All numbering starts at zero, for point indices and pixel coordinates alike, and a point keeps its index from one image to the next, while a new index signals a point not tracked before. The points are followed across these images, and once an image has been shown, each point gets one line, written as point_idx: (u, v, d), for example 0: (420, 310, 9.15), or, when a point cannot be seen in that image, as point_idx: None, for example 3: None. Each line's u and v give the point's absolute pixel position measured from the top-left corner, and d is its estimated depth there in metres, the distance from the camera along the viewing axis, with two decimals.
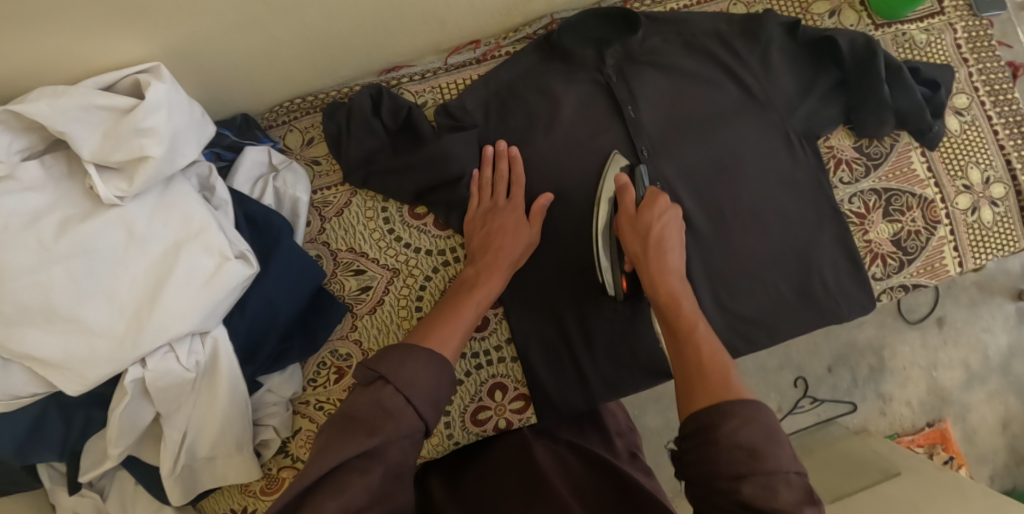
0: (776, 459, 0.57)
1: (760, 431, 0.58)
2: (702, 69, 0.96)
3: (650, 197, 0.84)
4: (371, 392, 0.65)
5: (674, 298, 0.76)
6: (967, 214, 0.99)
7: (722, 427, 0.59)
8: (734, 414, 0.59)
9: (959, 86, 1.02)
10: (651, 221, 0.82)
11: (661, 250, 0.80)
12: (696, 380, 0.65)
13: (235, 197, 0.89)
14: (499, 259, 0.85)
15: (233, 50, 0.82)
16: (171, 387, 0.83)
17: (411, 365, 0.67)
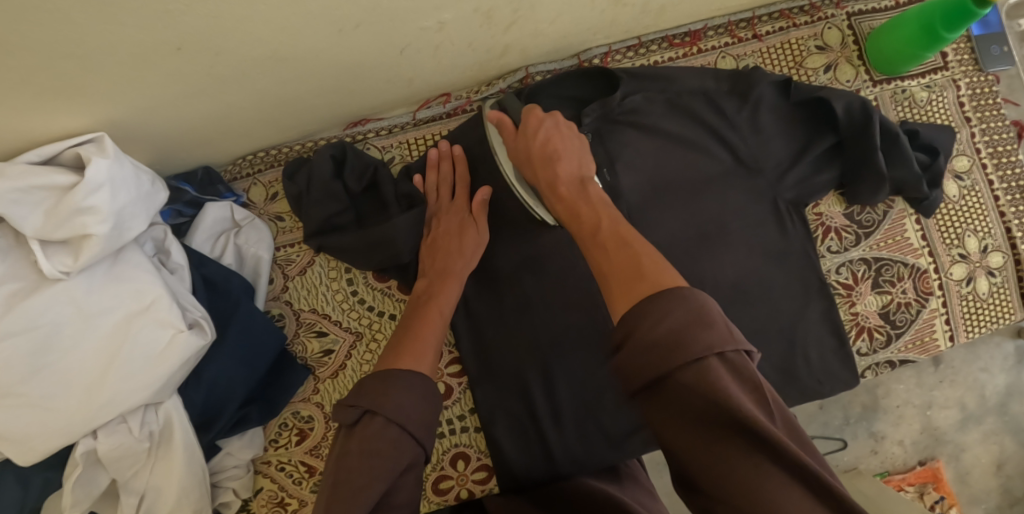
0: (702, 340, 0.54)
1: (679, 318, 0.56)
2: (687, 132, 0.91)
3: (524, 115, 0.84)
4: (361, 431, 0.65)
5: (591, 215, 0.73)
6: (961, 285, 0.94)
7: (642, 326, 0.57)
8: (654, 309, 0.57)
9: (960, 148, 0.95)
10: (532, 136, 0.82)
11: (550, 160, 0.80)
12: (614, 288, 0.63)
13: (195, 258, 0.88)
14: (449, 264, 0.85)
15: (184, 117, 0.79)
16: (125, 457, 0.82)
17: (399, 394, 0.67)
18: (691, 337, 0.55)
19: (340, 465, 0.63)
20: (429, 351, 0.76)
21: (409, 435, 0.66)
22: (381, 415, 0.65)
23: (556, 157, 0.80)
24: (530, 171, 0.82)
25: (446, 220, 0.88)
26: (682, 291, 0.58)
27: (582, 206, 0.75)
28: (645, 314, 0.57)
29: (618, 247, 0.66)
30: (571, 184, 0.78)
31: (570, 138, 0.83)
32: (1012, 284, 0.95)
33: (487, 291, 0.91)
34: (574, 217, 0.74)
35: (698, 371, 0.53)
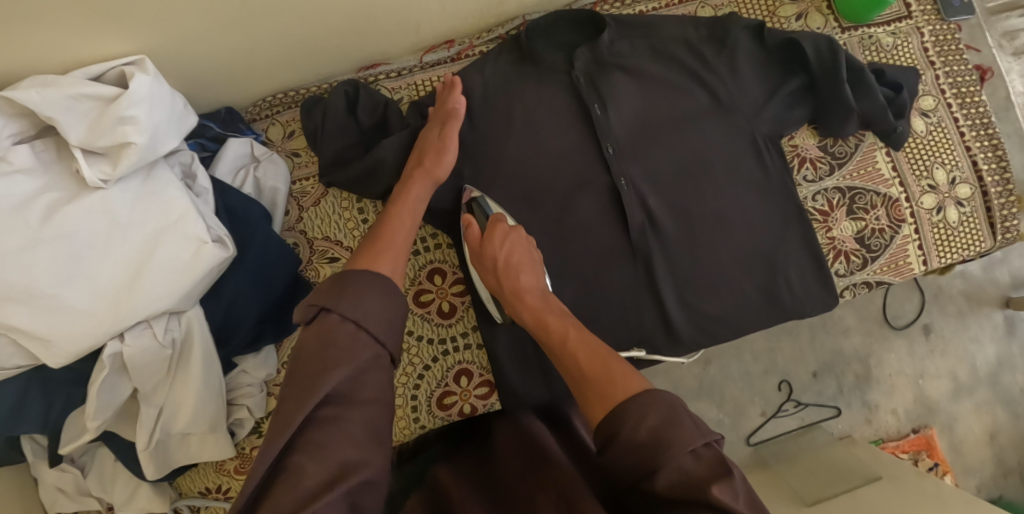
0: (675, 439, 0.59)
1: (654, 416, 0.60)
2: (669, 75, 0.98)
3: (490, 226, 0.89)
4: (315, 328, 0.65)
5: (555, 328, 0.78)
6: (932, 213, 1.00)
7: (622, 430, 0.61)
8: (628, 416, 0.62)
9: (926, 89, 1.03)
10: (495, 252, 0.87)
11: (513, 274, 0.86)
12: (586, 387, 0.68)
13: (217, 186, 0.94)
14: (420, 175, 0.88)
15: (215, 49, 0.88)
16: (149, 363, 0.87)
17: (358, 296, 0.67)
18: (670, 438, 0.59)
19: (296, 357, 0.64)
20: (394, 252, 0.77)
21: (368, 333, 0.66)
22: (334, 312, 0.65)
23: (517, 270, 0.86)
24: (494, 285, 0.88)
25: (426, 137, 0.91)
26: (654, 393, 0.62)
27: (547, 315, 0.80)
28: (626, 420, 0.61)
29: (589, 354, 0.71)
30: (533, 293, 0.84)
31: (529, 250, 0.89)
32: (981, 214, 1.02)
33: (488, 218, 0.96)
34: (539, 326, 0.80)
35: (670, 471, 0.58)
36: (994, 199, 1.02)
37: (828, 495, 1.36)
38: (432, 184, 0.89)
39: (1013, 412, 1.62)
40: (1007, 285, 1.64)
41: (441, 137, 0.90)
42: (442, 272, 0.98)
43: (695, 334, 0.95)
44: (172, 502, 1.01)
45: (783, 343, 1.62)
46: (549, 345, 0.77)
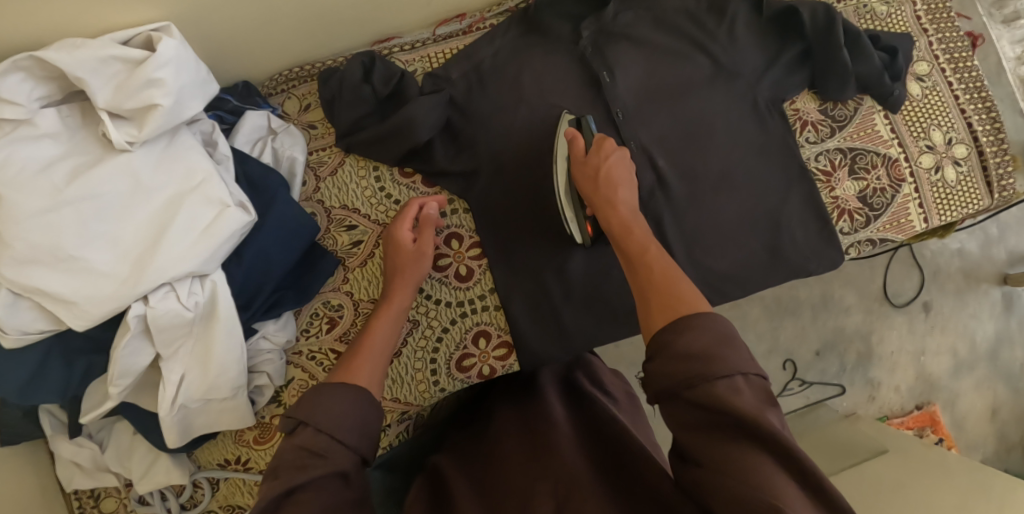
0: (729, 358, 0.63)
1: (708, 335, 0.64)
2: (671, 43, 1.02)
3: (597, 140, 0.90)
4: (293, 439, 0.67)
5: (635, 241, 0.80)
6: (931, 173, 1.05)
7: (677, 338, 0.65)
8: (688, 326, 0.65)
9: (920, 55, 1.08)
10: (601, 159, 0.88)
11: (610, 185, 0.87)
12: (670, 296, 0.70)
13: (236, 155, 0.96)
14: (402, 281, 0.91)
15: (236, 16, 0.90)
16: (172, 327, 0.88)
17: (328, 399, 0.69)
18: (717, 353, 0.63)
19: (275, 463, 0.66)
20: (374, 367, 0.77)
21: (342, 443, 0.67)
22: (310, 424, 0.67)
23: (616, 183, 0.87)
24: (587, 193, 0.88)
25: (399, 246, 0.93)
26: (712, 317, 0.66)
27: (632, 227, 0.82)
28: (681, 331, 0.65)
29: (662, 270, 0.74)
30: (626, 208, 0.85)
31: (628, 172, 0.89)
32: (977, 173, 1.06)
33: (501, 180, 0.99)
34: (623, 234, 0.81)
35: (718, 387, 0.61)
36: (990, 158, 1.06)
37: (839, 468, 1.40)
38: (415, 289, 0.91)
39: (1012, 387, 1.66)
40: (1004, 262, 1.66)
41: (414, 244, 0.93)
42: (459, 236, 0.99)
43: (705, 290, 1.00)
44: (191, 475, 1.01)
45: (786, 322, 1.66)
46: (627, 249, 0.79)
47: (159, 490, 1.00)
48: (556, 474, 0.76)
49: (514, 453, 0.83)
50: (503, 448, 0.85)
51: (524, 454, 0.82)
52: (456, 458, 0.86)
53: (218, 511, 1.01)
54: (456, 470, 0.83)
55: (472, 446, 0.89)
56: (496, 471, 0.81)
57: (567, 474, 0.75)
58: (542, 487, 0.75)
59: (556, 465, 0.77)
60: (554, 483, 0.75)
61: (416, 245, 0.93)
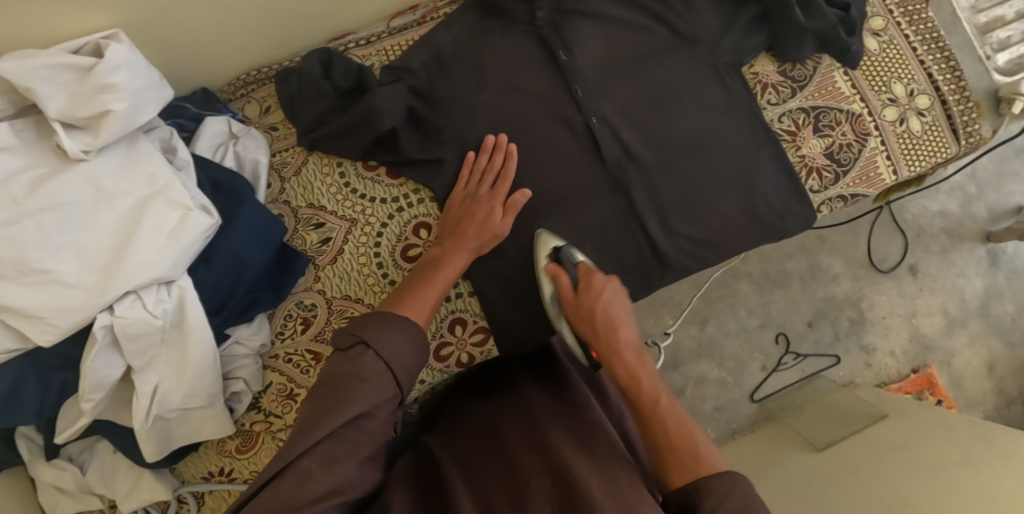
0: None
1: (735, 503, 0.67)
2: (629, 16, 1.03)
3: (584, 276, 0.86)
4: (351, 359, 0.78)
5: (648, 398, 0.77)
6: (895, 124, 1.08)
7: (703, 503, 0.67)
8: (713, 491, 0.68)
9: (874, 11, 1.11)
10: (592, 303, 0.84)
11: (612, 329, 0.82)
12: (665, 454, 0.72)
13: (198, 161, 0.95)
14: (466, 234, 0.92)
15: (189, 21, 0.90)
16: (143, 335, 0.87)
17: (390, 332, 0.80)
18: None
19: (324, 384, 0.76)
20: (427, 308, 0.87)
21: (392, 374, 0.79)
22: (372, 349, 0.78)
23: (617, 325, 0.82)
24: (591, 334, 0.84)
25: (480, 203, 0.94)
26: (734, 476, 0.68)
27: (641, 373, 0.79)
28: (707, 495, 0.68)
29: (679, 427, 0.73)
30: (631, 350, 0.81)
31: (625, 303, 0.85)
32: (942, 121, 1.10)
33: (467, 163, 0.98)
34: (630, 387, 0.78)
35: None
36: (953, 106, 1.10)
37: (840, 436, 1.40)
38: (475, 255, 0.93)
39: (1007, 341, 1.65)
40: (985, 219, 1.66)
41: (502, 215, 0.94)
42: (427, 225, 0.98)
43: (683, 258, 1.01)
44: (175, 490, 0.97)
45: (777, 296, 1.66)
46: (640, 413, 0.76)
47: (143, 508, 0.96)
48: (557, 473, 0.75)
49: (522, 449, 0.81)
50: (507, 443, 0.83)
51: (530, 449, 0.80)
52: (448, 450, 0.85)
53: None
54: (449, 456, 0.84)
55: (469, 435, 0.88)
56: (495, 467, 0.80)
57: (569, 469, 0.74)
58: (538, 488, 0.74)
59: (558, 460, 0.76)
60: (553, 481, 0.74)
61: (490, 193, 0.95)
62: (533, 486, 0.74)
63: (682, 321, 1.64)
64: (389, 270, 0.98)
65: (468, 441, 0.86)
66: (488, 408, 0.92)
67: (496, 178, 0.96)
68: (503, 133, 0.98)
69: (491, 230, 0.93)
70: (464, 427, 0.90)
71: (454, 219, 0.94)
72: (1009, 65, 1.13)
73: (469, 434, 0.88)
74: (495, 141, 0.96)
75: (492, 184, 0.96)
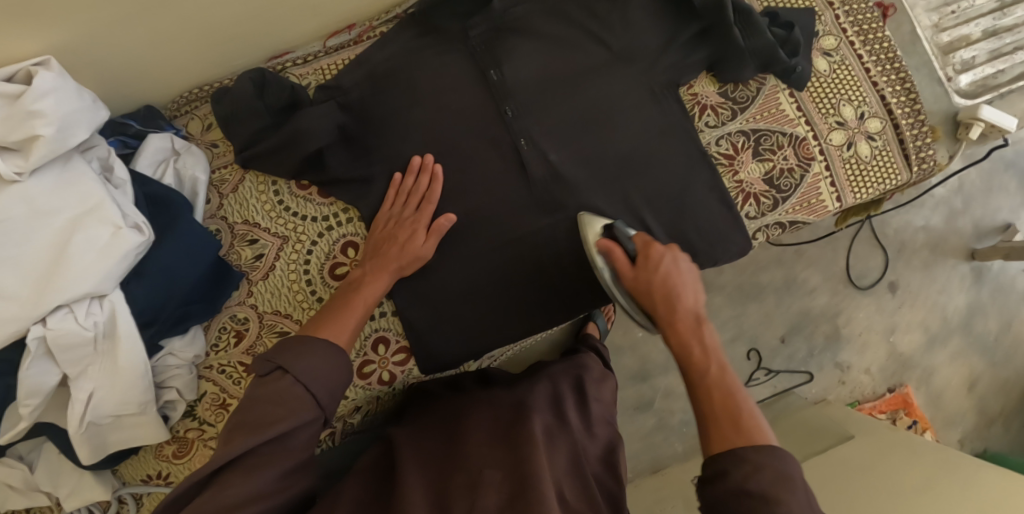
0: (788, 503, 0.63)
1: (769, 476, 0.64)
2: (565, 34, 1.01)
3: (643, 247, 0.83)
4: (269, 383, 0.77)
5: (705, 368, 0.74)
6: (842, 148, 1.05)
7: (733, 473, 0.65)
8: (747, 460, 0.66)
9: (827, 29, 1.07)
10: (652, 271, 0.80)
11: (670, 298, 0.78)
12: (709, 424, 0.70)
13: (136, 178, 0.98)
14: (388, 258, 0.93)
15: (124, 44, 0.93)
16: (75, 346, 0.90)
17: (307, 355, 0.79)
18: (773, 490, 0.63)
19: (243, 406, 0.75)
20: (348, 330, 0.86)
21: (310, 395, 0.77)
22: (288, 374, 0.76)
23: (674, 295, 0.78)
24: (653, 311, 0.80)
25: (402, 226, 0.95)
26: (769, 449, 0.66)
27: (694, 346, 0.75)
28: (734, 466, 0.65)
29: (724, 396, 0.71)
30: (689, 322, 0.77)
31: (688, 272, 0.81)
32: (893, 146, 1.06)
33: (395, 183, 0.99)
34: (692, 363, 0.75)
35: None
36: (906, 130, 1.06)
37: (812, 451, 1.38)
38: (396, 276, 0.94)
39: (989, 359, 1.59)
40: (971, 235, 1.60)
41: (423, 238, 0.94)
42: (354, 244, 1.00)
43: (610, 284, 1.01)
44: (115, 491, 1.01)
45: (748, 309, 1.60)
46: (691, 387, 0.74)
47: (86, 507, 1.00)
48: (512, 466, 0.79)
49: (482, 444, 0.85)
50: (471, 434, 0.88)
51: (493, 443, 0.85)
52: (410, 439, 0.91)
53: None
54: (410, 446, 0.89)
55: (434, 430, 0.93)
56: (453, 457, 0.84)
57: (525, 463, 0.78)
58: (488, 476, 0.78)
59: (524, 450, 0.80)
60: (506, 470, 0.78)
61: (415, 215, 0.96)
62: (484, 475, 0.78)
63: (652, 333, 1.61)
64: (317, 287, 1.00)
65: (433, 434, 0.91)
66: (454, 406, 0.98)
67: (422, 200, 0.97)
68: (428, 154, 0.98)
69: (413, 253, 0.93)
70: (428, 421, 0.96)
71: (378, 241, 0.96)
72: (970, 87, 1.10)
73: (434, 428, 0.94)
74: (421, 162, 0.97)
75: (417, 207, 0.96)
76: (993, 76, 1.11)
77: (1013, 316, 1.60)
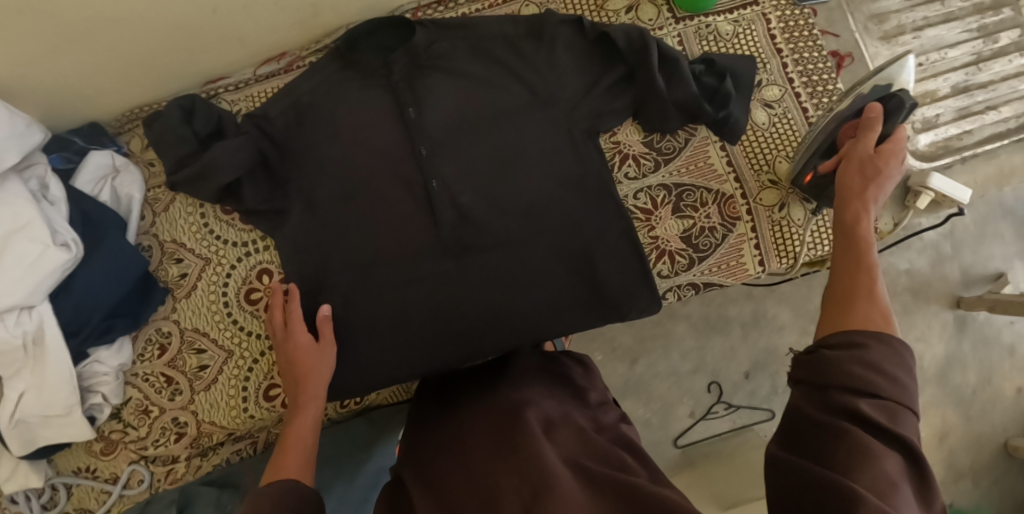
0: (899, 382, 0.65)
1: (891, 355, 0.67)
2: (486, 74, 1.00)
3: (897, 139, 0.88)
4: None
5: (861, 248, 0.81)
6: (773, 210, 1.00)
7: (866, 348, 0.67)
8: (879, 339, 0.68)
9: (772, 79, 1.02)
10: (889, 159, 0.87)
11: (879, 184, 0.86)
12: (853, 309, 0.74)
13: (72, 195, 1.03)
14: (301, 388, 0.90)
15: (53, 72, 0.97)
16: (3, 353, 0.96)
17: (267, 495, 0.70)
18: (896, 372, 0.65)
19: None
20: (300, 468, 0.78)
21: None
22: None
23: (882, 185, 0.86)
24: (843, 179, 0.88)
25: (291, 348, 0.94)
26: (897, 341, 0.68)
27: (857, 225, 0.83)
28: (877, 344, 0.67)
29: (868, 286, 0.75)
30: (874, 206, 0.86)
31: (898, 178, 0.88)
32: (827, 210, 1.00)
33: (306, 214, 1.00)
34: (848, 225, 0.83)
35: (885, 410, 0.63)
36: None
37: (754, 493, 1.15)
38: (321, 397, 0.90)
39: (964, 413, 1.49)
40: (958, 282, 1.50)
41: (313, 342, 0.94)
42: (270, 271, 1.07)
43: (509, 339, 0.98)
44: (48, 480, 1.08)
45: (713, 341, 1.58)
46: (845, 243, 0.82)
47: (23, 491, 1.07)
48: (523, 471, 0.67)
49: (484, 450, 0.73)
50: (468, 445, 0.76)
51: (496, 447, 0.72)
52: (413, 468, 0.77)
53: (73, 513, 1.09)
54: (413, 477, 0.76)
55: (437, 452, 0.78)
56: (462, 480, 0.71)
57: (538, 471, 0.66)
58: (509, 488, 0.67)
59: (530, 453, 0.68)
60: (520, 476, 0.67)
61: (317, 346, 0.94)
62: (501, 494, 0.66)
63: (610, 358, 1.57)
64: (233, 309, 1.06)
65: (439, 459, 0.76)
66: (442, 421, 0.84)
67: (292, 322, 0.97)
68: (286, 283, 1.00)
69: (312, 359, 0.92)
70: (428, 436, 0.82)
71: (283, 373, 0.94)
72: (931, 147, 1.18)
73: (431, 448, 0.80)
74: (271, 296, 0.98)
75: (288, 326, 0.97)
76: (958, 136, 1.19)
77: (994, 371, 1.50)
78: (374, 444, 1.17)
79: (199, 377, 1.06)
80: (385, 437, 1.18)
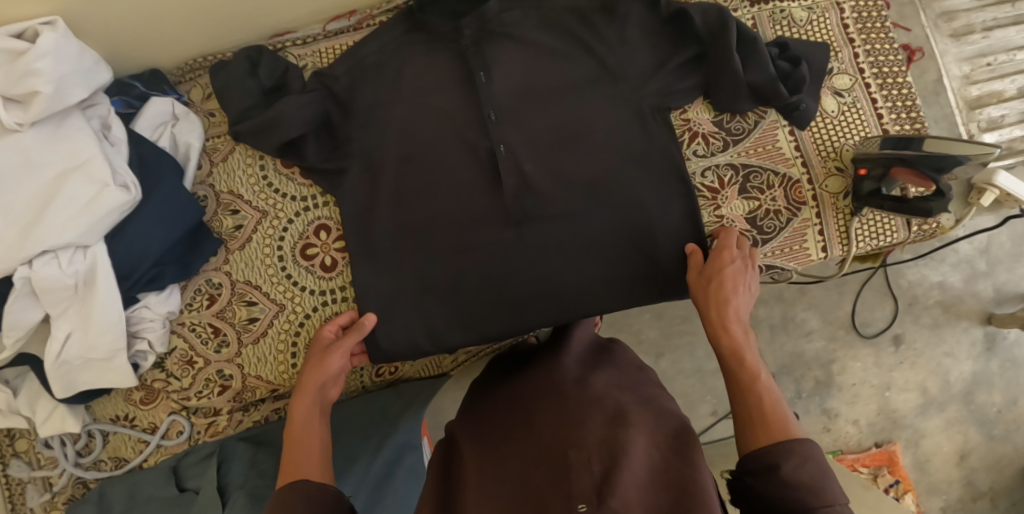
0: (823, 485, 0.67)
1: (814, 466, 0.68)
2: (558, 44, 1.00)
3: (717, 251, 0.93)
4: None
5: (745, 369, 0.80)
6: (838, 197, 1.00)
7: (778, 470, 0.68)
8: (794, 452, 0.69)
9: (843, 68, 1.03)
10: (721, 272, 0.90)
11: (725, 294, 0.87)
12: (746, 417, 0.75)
13: (134, 138, 1.03)
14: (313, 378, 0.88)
15: (122, 13, 0.97)
16: (56, 291, 0.94)
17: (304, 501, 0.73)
18: (818, 484, 0.67)
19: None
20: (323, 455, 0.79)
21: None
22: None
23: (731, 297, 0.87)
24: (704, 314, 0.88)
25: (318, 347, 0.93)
26: (805, 443, 0.70)
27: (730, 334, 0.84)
28: (790, 458, 0.69)
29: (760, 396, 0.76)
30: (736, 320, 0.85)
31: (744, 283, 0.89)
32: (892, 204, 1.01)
33: (366, 174, 1.00)
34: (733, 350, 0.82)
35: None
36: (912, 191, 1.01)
37: None
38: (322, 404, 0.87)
39: (986, 433, 1.49)
40: (991, 299, 1.50)
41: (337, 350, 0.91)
42: (327, 228, 1.06)
43: (563, 307, 0.98)
44: (86, 426, 1.07)
45: None
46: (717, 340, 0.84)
47: (58, 436, 1.06)
48: (589, 444, 0.69)
49: (547, 417, 0.76)
50: (533, 408, 0.79)
51: (559, 416, 0.75)
52: (469, 430, 0.82)
53: (107, 460, 1.09)
54: (466, 435, 0.81)
55: (492, 417, 0.83)
56: (524, 443, 0.74)
57: (607, 445, 0.68)
58: (577, 458, 0.67)
59: (595, 432, 0.71)
60: (593, 448, 0.68)
61: (326, 349, 0.92)
62: (570, 458, 0.68)
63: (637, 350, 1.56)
64: (287, 264, 1.05)
65: (497, 423, 0.81)
66: (504, 389, 0.87)
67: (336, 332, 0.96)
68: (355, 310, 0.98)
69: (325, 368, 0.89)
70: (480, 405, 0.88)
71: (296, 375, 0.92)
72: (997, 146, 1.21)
73: (490, 410, 0.84)
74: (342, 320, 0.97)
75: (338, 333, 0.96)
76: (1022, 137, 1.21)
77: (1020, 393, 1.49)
78: (402, 417, 1.19)
79: (247, 330, 1.05)
80: (411, 411, 1.19)
